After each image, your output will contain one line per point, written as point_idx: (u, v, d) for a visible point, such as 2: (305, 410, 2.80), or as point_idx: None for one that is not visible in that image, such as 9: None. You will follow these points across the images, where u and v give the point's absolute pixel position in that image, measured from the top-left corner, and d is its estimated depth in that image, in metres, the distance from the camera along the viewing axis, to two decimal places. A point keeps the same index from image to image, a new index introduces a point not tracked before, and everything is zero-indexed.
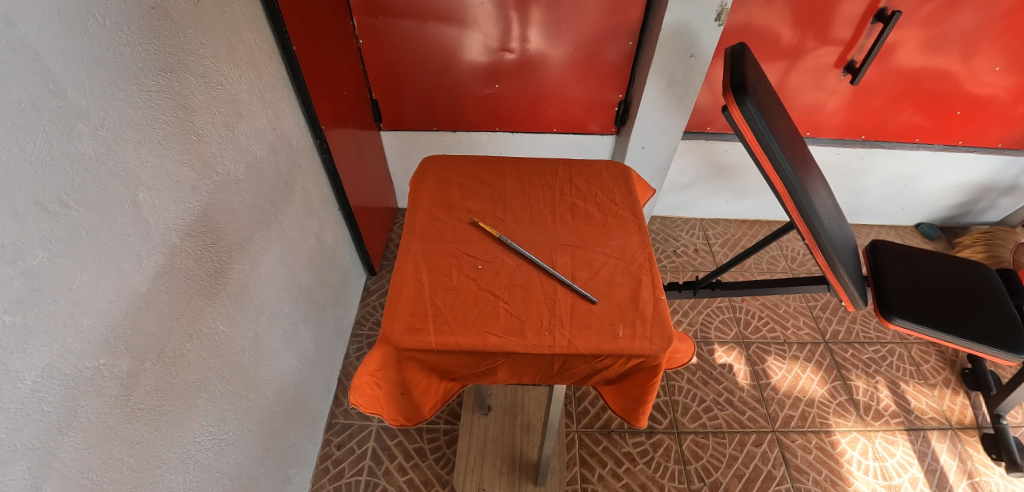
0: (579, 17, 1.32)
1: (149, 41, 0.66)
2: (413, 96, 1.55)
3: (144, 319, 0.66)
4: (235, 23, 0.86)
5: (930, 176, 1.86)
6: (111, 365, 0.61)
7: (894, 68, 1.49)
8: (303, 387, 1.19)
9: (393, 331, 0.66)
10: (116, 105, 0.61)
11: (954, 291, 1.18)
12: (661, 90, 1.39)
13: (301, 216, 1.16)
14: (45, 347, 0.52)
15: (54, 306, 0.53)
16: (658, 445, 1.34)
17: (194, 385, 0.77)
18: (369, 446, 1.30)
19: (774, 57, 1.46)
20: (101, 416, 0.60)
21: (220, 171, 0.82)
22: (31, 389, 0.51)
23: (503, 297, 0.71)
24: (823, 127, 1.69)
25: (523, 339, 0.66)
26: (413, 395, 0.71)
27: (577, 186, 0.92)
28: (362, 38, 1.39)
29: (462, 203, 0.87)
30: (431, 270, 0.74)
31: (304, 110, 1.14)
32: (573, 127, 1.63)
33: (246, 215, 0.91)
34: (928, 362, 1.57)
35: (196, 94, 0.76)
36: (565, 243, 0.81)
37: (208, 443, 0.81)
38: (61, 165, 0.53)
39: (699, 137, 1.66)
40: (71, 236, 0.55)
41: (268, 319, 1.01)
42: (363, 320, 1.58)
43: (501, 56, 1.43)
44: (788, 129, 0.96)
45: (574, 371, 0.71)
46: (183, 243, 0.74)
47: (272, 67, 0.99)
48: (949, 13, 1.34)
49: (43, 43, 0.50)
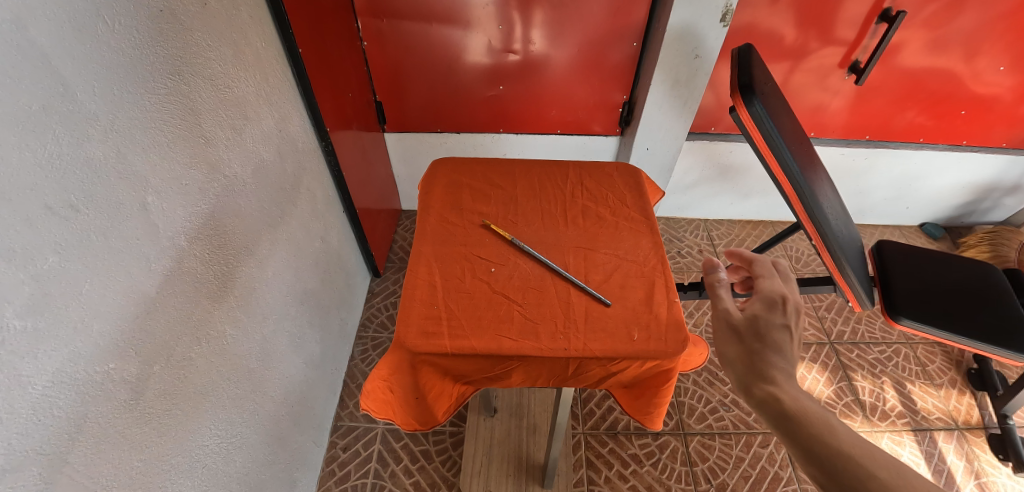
0: (583, 18, 1.32)
1: (157, 43, 0.66)
2: (417, 98, 1.55)
3: (153, 323, 0.66)
4: (241, 25, 0.86)
5: (933, 176, 1.86)
6: (121, 369, 0.61)
7: (898, 67, 1.49)
8: (309, 389, 1.18)
9: (407, 334, 0.66)
10: (125, 107, 0.60)
11: (962, 292, 1.18)
12: (665, 91, 1.39)
13: (307, 217, 1.15)
14: (55, 352, 0.52)
15: (64, 311, 0.53)
16: (664, 447, 1.34)
17: (202, 389, 0.76)
18: (375, 448, 1.30)
19: (778, 58, 1.47)
20: (111, 420, 0.60)
21: (227, 173, 0.82)
22: (42, 394, 0.51)
23: (517, 300, 0.71)
24: (827, 127, 1.69)
25: (538, 343, 0.66)
26: (426, 399, 0.71)
27: (588, 188, 0.92)
28: (366, 40, 1.38)
29: (473, 206, 0.87)
30: (444, 273, 0.74)
31: (310, 113, 1.13)
32: (577, 128, 1.63)
33: (252, 217, 0.91)
34: (933, 363, 1.57)
35: (203, 97, 0.76)
36: (576, 245, 0.81)
37: (216, 446, 0.80)
38: (71, 168, 0.53)
39: (703, 138, 1.66)
40: (81, 240, 0.55)
41: (275, 322, 1.01)
42: (368, 322, 1.58)
43: (505, 57, 1.43)
44: (796, 130, 0.96)
45: (589, 374, 0.70)
46: (191, 245, 0.73)
47: (278, 69, 0.99)
48: (955, 12, 1.34)
49: (53, 47, 0.50)
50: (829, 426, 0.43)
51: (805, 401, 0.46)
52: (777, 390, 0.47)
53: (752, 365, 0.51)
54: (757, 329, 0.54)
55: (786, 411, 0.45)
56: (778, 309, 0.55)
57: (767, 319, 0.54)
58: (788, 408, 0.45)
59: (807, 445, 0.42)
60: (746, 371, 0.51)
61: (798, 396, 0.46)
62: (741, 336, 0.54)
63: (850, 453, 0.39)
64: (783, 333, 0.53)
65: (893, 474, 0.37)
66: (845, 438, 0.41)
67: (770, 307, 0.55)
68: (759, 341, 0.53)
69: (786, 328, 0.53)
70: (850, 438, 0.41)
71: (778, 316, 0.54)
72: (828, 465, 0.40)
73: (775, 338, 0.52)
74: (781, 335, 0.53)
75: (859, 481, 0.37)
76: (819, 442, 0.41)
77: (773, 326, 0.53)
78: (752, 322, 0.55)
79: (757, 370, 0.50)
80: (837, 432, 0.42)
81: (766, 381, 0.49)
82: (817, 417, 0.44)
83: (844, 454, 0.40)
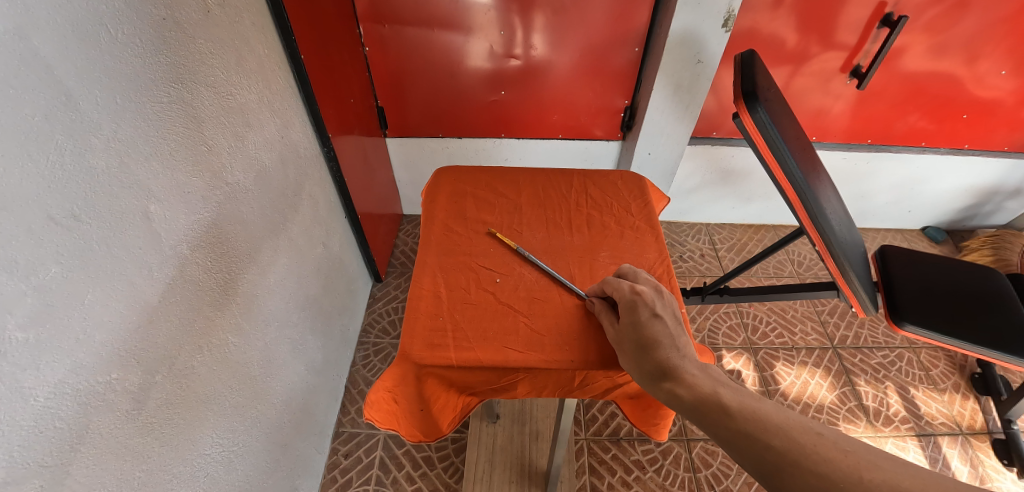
0: (584, 23, 1.32)
1: (161, 52, 0.66)
2: (418, 104, 1.55)
3: (155, 332, 0.66)
4: (244, 32, 0.86)
5: (935, 180, 1.86)
6: (123, 379, 0.60)
7: (900, 72, 1.49)
8: (311, 396, 1.18)
9: (412, 346, 0.66)
10: (128, 116, 0.60)
11: (966, 297, 1.17)
12: (667, 96, 1.39)
13: (309, 223, 1.15)
14: (57, 363, 0.52)
15: (66, 322, 0.53)
16: (667, 453, 1.33)
17: (204, 397, 0.76)
18: (377, 455, 1.29)
19: (779, 62, 1.47)
20: (113, 431, 0.59)
21: (229, 181, 0.82)
22: (44, 406, 0.51)
23: (522, 311, 0.71)
24: (828, 131, 1.69)
25: (544, 355, 0.65)
26: (431, 411, 0.70)
27: (592, 197, 0.92)
28: (368, 46, 1.38)
29: (477, 215, 0.87)
30: (449, 284, 0.74)
31: (311, 119, 1.13)
32: (578, 133, 1.63)
33: (254, 224, 0.90)
34: (936, 367, 1.56)
35: (206, 105, 0.75)
36: (581, 254, 0.81)
37: (217, 455, 0.80)
38: (73, 178, 0.53)
39: (704, 142, 1.66)
40: (83, 250, 0.55)
41: (277, 329, 1.00)
42: (369, 328, 1.57)
43: (506, 62, 1.43)
44: (798, 136, 0.96)
45: (595, 385, 0.70)
46: (194, 254, 0.73)
47: (280, 76, 0.99)
48: (956, 16, 1.34)
49: (55, 57, 0.50)
50: (723, 404, 0.49)
51: (699, 387, 0.52)
52: (675, 386, 0.53)
53: (647, 371, 0.57)
54: (638, 335, 0.60)
55: (690, 407, 0.51)
56: (640, 306, 0.61)
57: (636, 320, 0.61)
58: (692, 402, 0.51)
59: (714, 431, 0.48)
60: (647, 378, 0.57)
61: (693, 385, 0.52)
62: (628, 346, 0.60)
63: (744, 429, 0.46)
64: (652, 324, 0.59)
65: (784, 437, 0.43)
66: (737, 412, 0.47)
67: (632, 308, 0.62)
68: (642, 344, 0.59)
69: (653, 319, 0.60)
70: (740, 411, 0.48)
71: (642, 311, 0.61)
72: (735, 447, 0.45)
73: (650, 333, 0.59)
74: (654, 327, 0.59)
75: (761, 455, 0.43)
76: (721, 426, 0.47)
77: (645, 324, 0.60)
78: (630, 328, 0.61)
79: (652, 373, 0.56)
80: (730, 410, 0.48)
81: (666, 380, 0.54)
82: (713, 400, 0.50)
83: (741, 432, 0.46)
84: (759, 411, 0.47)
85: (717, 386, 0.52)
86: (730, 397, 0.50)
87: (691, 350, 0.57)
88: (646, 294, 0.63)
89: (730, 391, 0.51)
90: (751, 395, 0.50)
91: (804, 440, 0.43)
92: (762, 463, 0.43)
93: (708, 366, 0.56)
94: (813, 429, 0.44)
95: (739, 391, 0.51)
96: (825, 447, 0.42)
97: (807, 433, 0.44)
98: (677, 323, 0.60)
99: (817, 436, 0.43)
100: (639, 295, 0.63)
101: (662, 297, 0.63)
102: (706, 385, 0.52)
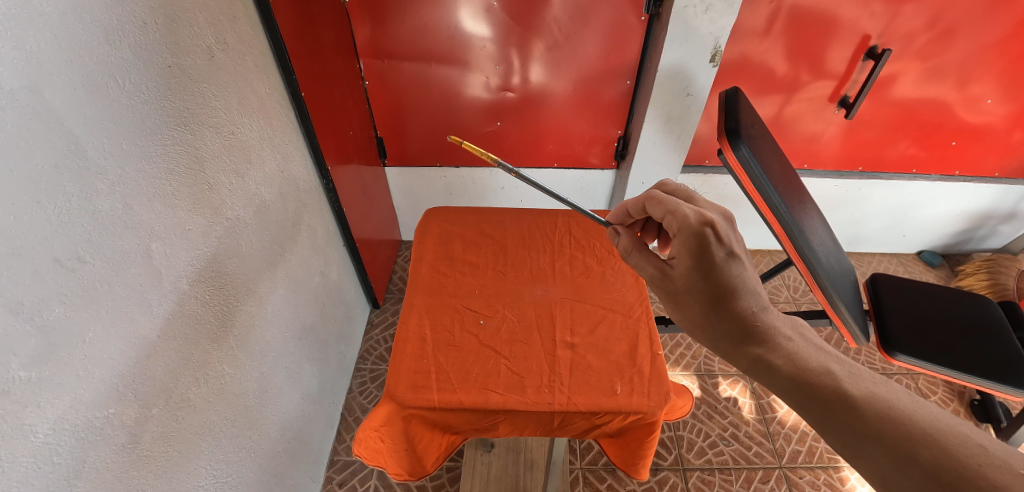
0: (577, 57, 1.36)
1: (166, 97, 0.69)
2: (416, 134, 1.59)
3: (153, 366, 0.67)
4: (247, 74, 0.90)
5: (928, 205, 1.87)
6: (120, 413, 0.62)
7: (889, 100, 1.52)
8: (306, 424, 1.19)
9: (397, 387, 0.68)
10: (133, 160, 0.63)
11: (959, 326, 1.18)
12: (659, 126, 1.42)
13: (308, 253, 1.18)
14: (58, 399, 0.54)
15: (67, 360, 0.55)
16: (663, 483, 1.32)
17: (199, 429, 0.77)
18: (371, 484, 1.29)
19: (769, 91, 1.51)
20: (110, 465, 0.61)
21: (229, 216, 0.85)
22: (43, 442, 0.52)
23: (504, 354, 0.73)
24: (820, 158, 1.72)
25: (523, 397, 0.68)
26: (416, 450, 0.71)
27: (576, 238, 0.95)
28: (368, 79, 1.43)
29: (464, 257, 0.89)
30: (434, 326, 0.77)
31: (311, 152, 1.17)
32: (574, 161, 1.66)
33: (253, 256, 0.93)
34: (936, 394, 1.56)
35: (208, 145, 0.79)
36: (564, 297, 0.83)
37: (211, 486, 0.81)
38: (79, 222, 0.56)
39: (698, 170, 1.69)
40: (86, 290, 0.57)
41: (274, 359, 1.02)
42: (365, 355, 1.59)
43: (503, 94, 1.47)
44: (783, 170, 0.98)
45: (574, 426, 0.70)
46: (193, 288, 0.75)
47: (282, 113, 1.03)
48: (940, 46, 1.38)
49: (67, 110, 0.54)
50: (840, 389, 0.50)
51: (800, 361, 0.54)
52: (771, 355, 0.56)
53: (722, 326, 0.61)
54: (712, 279, 0.62)
55: (792, 384, 0.53)
56: (714, 246, 0.62)
57: (712, 263, 0.61)
58: (796, 377, 0.53)
59: (828, 415, 0.49)
60: (729, 338, 0.60)
61: (791, 357, 0.55)
62: (700, 294, 0.62)
63: (877, 430, 0.45)
64: (728, 270, 0.61)
65: (935, 448, 0.41)
66: (864, 405, 0.47)
67: (705, 247, 0.62)
68: (720, 296, 0.61)
69: (728, 261, 0.61)
70: (868, 403, 0.47)
71: (716, 252, 0.62)
72: (857, 442, 0.45)
73: (727, 280, 0.61)
74: (729, 272, 0.61)
75: (900, 461, 0.42)
76: (842, 418, 0.47)
77: (721, 268, 0.61)
78: (703, 273, 0.62)
79: (738, 335, 0.59)
80: (853, 400, 0.48)
81: (755, 346, 0.58)
82: (822, 379, 0.52)
83: (873, 431, 0.45)
84: (896, 408, 0.46)
85: (822, 363, 0.54)
86: (848, 382, 0.50)
87: (769, 306, 0.61)
88: (717, 226, 0.63)
89: (842, 371, 0.52)
90: (872, 381, 0.50)
91: (964, 454, 0.40)
92: (898, 470, 0.42)
93: (795, 332, 0.59)
94: (973, 440, 0.41)
95: (854, 371, 0.52)
96: (989, 466, 0.38)
97: (965, 442, 0.41)
98: (747, 264, 0.63)
99: (978, 448, 0.40)
100: (710, 227, 0.63)
101: (730, 230, 0.64)
102: (811, 359, 0.55)
